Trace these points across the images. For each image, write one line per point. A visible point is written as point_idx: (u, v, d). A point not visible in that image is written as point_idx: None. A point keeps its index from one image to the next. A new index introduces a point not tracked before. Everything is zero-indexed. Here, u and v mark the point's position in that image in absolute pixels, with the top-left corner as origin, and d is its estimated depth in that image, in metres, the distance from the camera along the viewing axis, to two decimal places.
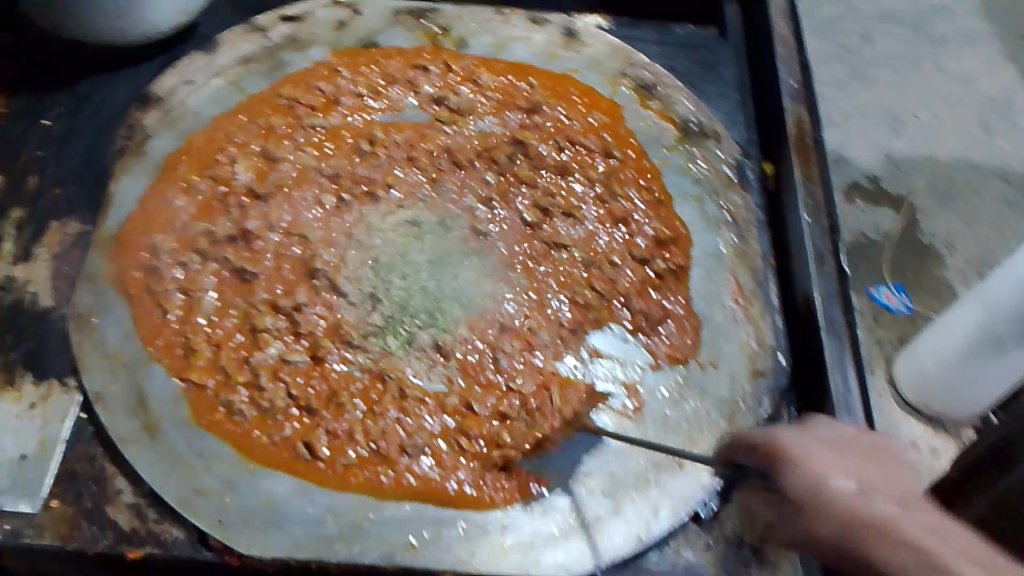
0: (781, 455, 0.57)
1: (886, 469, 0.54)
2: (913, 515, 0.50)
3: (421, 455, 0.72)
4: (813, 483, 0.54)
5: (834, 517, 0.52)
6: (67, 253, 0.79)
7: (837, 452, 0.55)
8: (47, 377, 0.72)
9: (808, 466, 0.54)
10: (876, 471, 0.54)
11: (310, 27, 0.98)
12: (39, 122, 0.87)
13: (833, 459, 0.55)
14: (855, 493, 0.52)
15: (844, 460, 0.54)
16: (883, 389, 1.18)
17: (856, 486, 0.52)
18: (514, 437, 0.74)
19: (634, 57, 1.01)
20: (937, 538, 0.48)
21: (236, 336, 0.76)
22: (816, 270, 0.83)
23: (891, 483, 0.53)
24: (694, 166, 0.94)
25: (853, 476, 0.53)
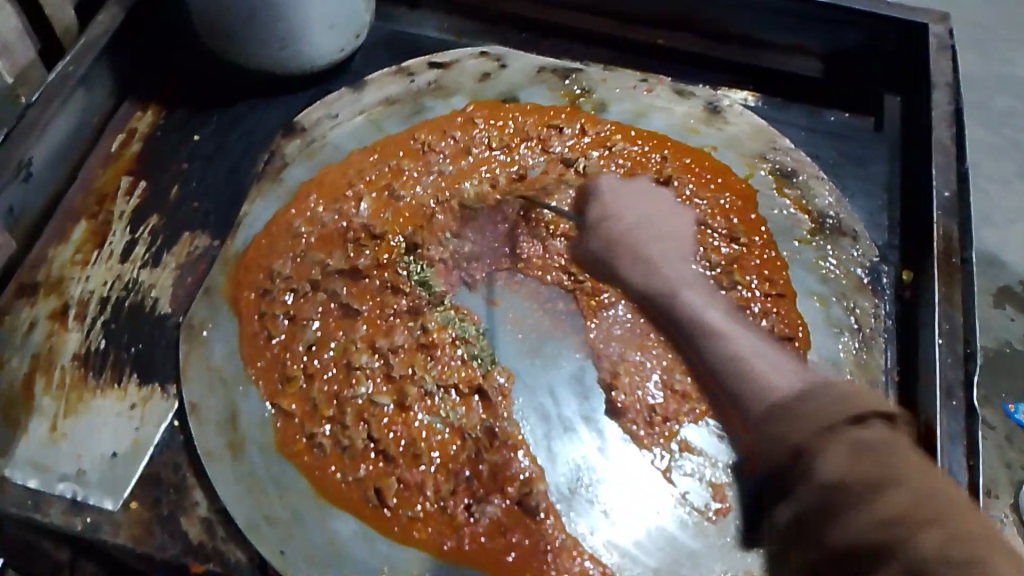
0: (615, 228, 0.80)
1: (680, 240, 0.81)
2: (723, 326, 0.73)
3: (487, 522, 0.71)
4: (657, 276, 0.77)
5: (670, 300, 0.76)
6: (193, 264, 0.84)
7: (639, 221, 0.80)
8: (151, 381, 0.76)
9: (620, 223, 0.80)
10: (676, 253, 0.79)
11: (455, 75, 1.00)
12: (191, 136, 0.93)
13: (645, 221, 0.80)
14: (655, 255, 0.77)
15: (660, 241, 0.79)
16: (1005, 516, 1.02)
17: (659, 258, 0.77)
18: (585, 520, 0.71)
19: (777, 141, 0.97)
20: (727, 327, 0.73)
21: (331, 368, 0.77)
22: (942, 403, 0.75)
23: (685, 260, 0.79)
24: (824, 264, 0.89)
25: (660, 254, 0.78)
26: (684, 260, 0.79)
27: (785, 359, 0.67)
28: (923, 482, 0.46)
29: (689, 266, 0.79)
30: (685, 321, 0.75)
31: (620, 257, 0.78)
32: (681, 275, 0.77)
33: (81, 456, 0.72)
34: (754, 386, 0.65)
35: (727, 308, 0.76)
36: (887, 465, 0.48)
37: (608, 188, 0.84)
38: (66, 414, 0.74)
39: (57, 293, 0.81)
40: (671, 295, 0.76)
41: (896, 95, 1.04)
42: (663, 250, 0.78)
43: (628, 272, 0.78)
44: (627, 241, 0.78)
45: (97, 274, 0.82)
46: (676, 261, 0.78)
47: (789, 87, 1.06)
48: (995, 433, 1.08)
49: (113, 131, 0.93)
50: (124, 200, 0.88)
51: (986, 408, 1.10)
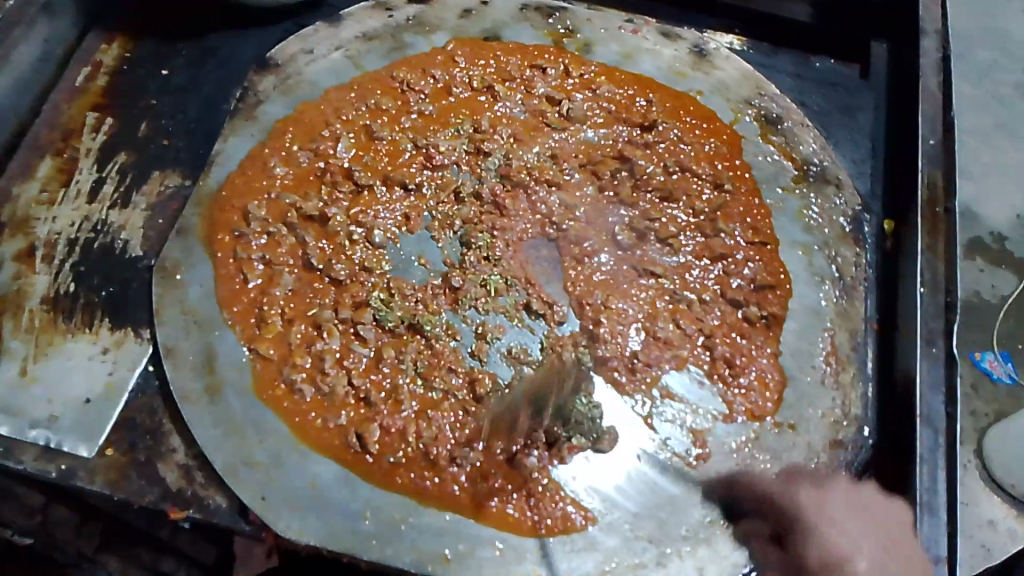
0: (789, 497, 0.66)
1: (901, 533, 0.64)
2: (859, 546, 0.61)
3: (470, 468, 0.70)
4: (821, 552, 0.61)
5: (827, 565, 0.60)
6: (165, 205, 0.81)
7: (847, 513, 0.64)
8: (124, 324, 0.74)
9: (801, 491, 0.66)
10: (874, 523, 0.63)
11: (437, 11, 0.96)
12: (160, 70, 0.89)
13: (839, 500, 0.65)
14: (825, 537, 0.62)
15: (839, 520, 0.63)
16: None
17: (842, 539, 0.62)
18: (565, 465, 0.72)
19: (764, 87, 0.96)
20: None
21: (308, 314, 0.76)
22: (922, 351, 0.75)
23: (889, 528, 0.64)
24: (808, 213, 0.88)
25: (843, 513, 0.64)
26: (873, 527, 0.63)
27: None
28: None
29: (909, 545, 0.63)
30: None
31: (787, 510, 0.66)
32: (868, 554, 0.61)
33: (54, 400, 0.70)
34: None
35: (902, 567, 0.61)
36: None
37: (811, 487, 0.67)
38: (36, 357, 0.72)
39: (23, 232, 0.78)
40: (848, 561, 0.60)
41: (884, 42, 1.03)
42: (855, 545, 0.61)
43: (800, 559, 0.63)
44: (801, 515, 0.64)
45: (65, 214, 0.79)
46: (859, 532, 0.62)
47: (779, 34, 1.04)
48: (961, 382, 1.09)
49: (79, 62, 0.89)
50: (91, 136, 0.84)
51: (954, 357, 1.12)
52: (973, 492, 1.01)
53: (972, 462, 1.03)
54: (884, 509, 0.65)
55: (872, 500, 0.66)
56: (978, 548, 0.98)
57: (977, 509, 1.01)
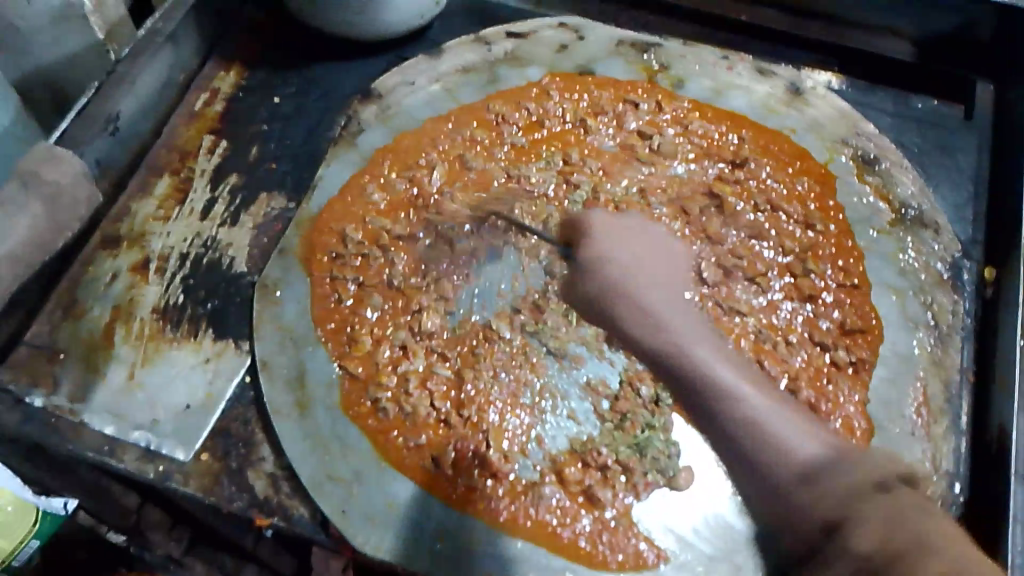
0: (609, 277, 0.65)
1: (694, 318, 0.64)
2: (698, 343, 0.62)
3: (544, 498, 0.71)
4: (617, 291, 0.64)
5: (673, 352, 0.61)
6: (269, 225, 0.85)
7: (660, 286, 0.64)
8: (225, 337, 0.78)
9: (614, 264, 0.65)
10: (683, 309, 0.64)
11: (532, 45, 0.99)
12: (270, 98, 0.94)
13: (630, 262, 0.65)
14: (649, 299, 0.63)
15: (653, 274, 0.65)
16: None
17: (646, 291, 0.64)
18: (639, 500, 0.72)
19: (860, 126, 0.94)
20: (697, 338, 0.62)
21: (395, 338, 0.78)
22: (1019, 407, 0.75)
23: (666, 265, 0.67)
24: (903, 257, 0.86)
25: (646, 280, 0.64)
26: (688, 314, 0.64)
27: (770, 391, 0.61)
28: (919, 518, 0.46)
29: (697, 320, 0.64)
30: (699, 388, 0.60)
31: (612, 287, 0.64)
32: (691, 332, 0.62)
33: (157, 405, 0.74)
34: (765, 440, 0.57)
35: (734, 359, 0.63)
36: (917, 534, 0.45)
37: (597, 224, 0.70)
38: (143, 363, 0.77)
39: (138, 246, 0.83)
40: (706, 370, 0.60)
41: (987, 82, 1.01)
42: (680, 326, 0.62)
43: (627, 319, 0.63)
44: (627, 287, 0.64)
45: (177, 230, 0.84)
46: (680, 314, 0.63)
47: (874, 69, 1.03)
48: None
49: (197, 88, 0.94)
50: (205, 158, 0.90)
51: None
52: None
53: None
54: (675, 273, 0.67)
55: (678, 279, 0.67)
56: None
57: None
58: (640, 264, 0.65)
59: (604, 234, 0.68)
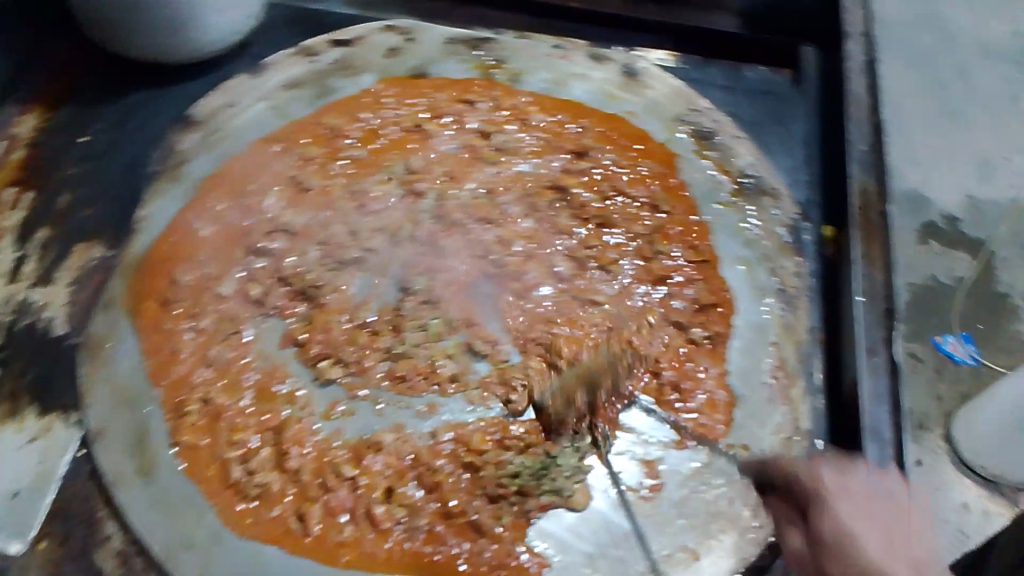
0: (810, 481, 0.58)
1: (899, 521, 0.57)
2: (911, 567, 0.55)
3: (418, 530, 0.69)
4: (853, 541, 0.56)
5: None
6: (89, 276, 0.79)
7: (858, 491, 0.58)
8: (52, 409, 0.72)
9: (830, 482, 0.58)
10: (882, 511, 0.57)
11: (363, 52, 0.95)
12: (78, 138, 0.87)
13: (860, 486, 0.58)
14: (862, 543, 0.55)
15: (860, 501, 0.57)
16: (938, 446, 0.91)
17: (887, 537, 0.56)
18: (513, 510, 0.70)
19: (696, 102, 0.95)
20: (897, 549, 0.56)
21: (244, 384, 0.74)
22: (865, 362, 0.75)
23: (866, 481, 0.58)
24: (747, 227, 0.88)
25: (869, 518, 0.56)
26: (880, 512, 0.57)
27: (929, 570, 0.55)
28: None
29: (910, 529, 0.57)
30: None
31: (804, 482, 0.59)
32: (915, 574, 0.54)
33: None
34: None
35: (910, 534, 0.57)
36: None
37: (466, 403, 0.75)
38: None
39: None
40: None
41: (813, 47, 1.03)
42: (886, 551, 0.55)
43: (835, 560, 0.56)
44: (828, 510, 0.57)
45: None
46: (884, 525, 0.56)
47: (705, 42, 1.05)
48: (926, 365, 0.99)
49: None
50: (10, 212, 0.82)
51: (919, 344, 1.02)
52: (939, 473, 0.89)
53: (942, 448, 0.91)
54: (867, 476, 0.59)
55: (859, 481, 0.58)
56: (954, 531, 0.84)
57: (947, 493, 0.87)
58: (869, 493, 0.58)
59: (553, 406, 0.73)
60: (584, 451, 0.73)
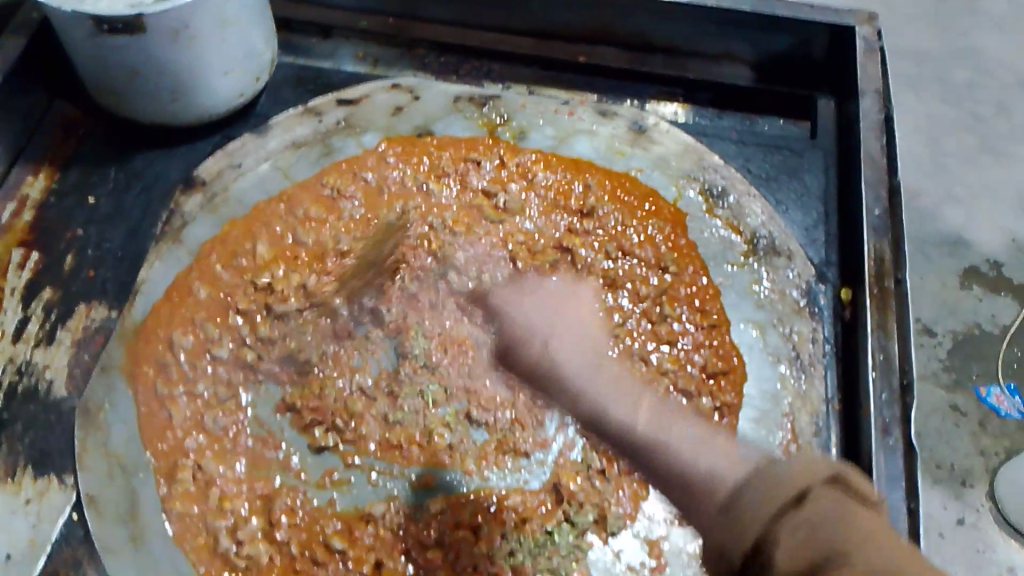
0: (530, 326, 0.69)
1: (570, 319, 0.69)
2: (603, 384, 0.65)
3: None
4: (530, 345, 0.67)
5: (586, 394, 0.65)
6: (89, 339, 0.79)
7: (562, 329, 0.68)
8: (47, 472, 0.72)
9: (514, 300, 0.70)
10: (584, 347, 0.68)
11: (366, 111, 0.95)
12: (86, 199, 0.88)
13: (548, 314, 0.69)
14: (572, 366, 0.66)
15: (556, 320, 0.69)
16: (981, 505, 1.02)
17: (552, 337, 0.68)
18: None
19: (706, 158, 0.93)
20: (586, 358, 0.67)
21: (236, 453, 0.73)
22: (878, 442, 0.71)
23: (579, 318, 0.70)
24: (759, 289, 0.85)
25: (552, 328, 0.68)
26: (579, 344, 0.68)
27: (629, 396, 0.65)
28: (817, 507, 0.44)
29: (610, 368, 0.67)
30: (635, 439, 0.62)
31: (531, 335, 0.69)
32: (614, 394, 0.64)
33: None
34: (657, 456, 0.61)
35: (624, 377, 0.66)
36: (845, 535, 0.43)
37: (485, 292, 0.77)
38: None
39: None
40: (562, 375, 0.66)
41: (829, 97, 1.01)
42: (566, 344, 0.67)
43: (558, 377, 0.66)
44: (512, 324, 0.69)
45: None
46: (610, 380, 0.65)
47: (717, 95, 1.03)
48: (968, 419, 1.07)
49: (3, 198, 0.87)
50: (15, 274, 0.83)
51: (960, 392, 1.09)
52: (987, 532, 1.00)
53: (986, 506, 1.02)
54: (575, 303, 0.71)
55: (567, 322, 0.69)
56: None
57: (995, 556, 0.99)
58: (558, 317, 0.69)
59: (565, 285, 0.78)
60: (583, 529, 0.71)
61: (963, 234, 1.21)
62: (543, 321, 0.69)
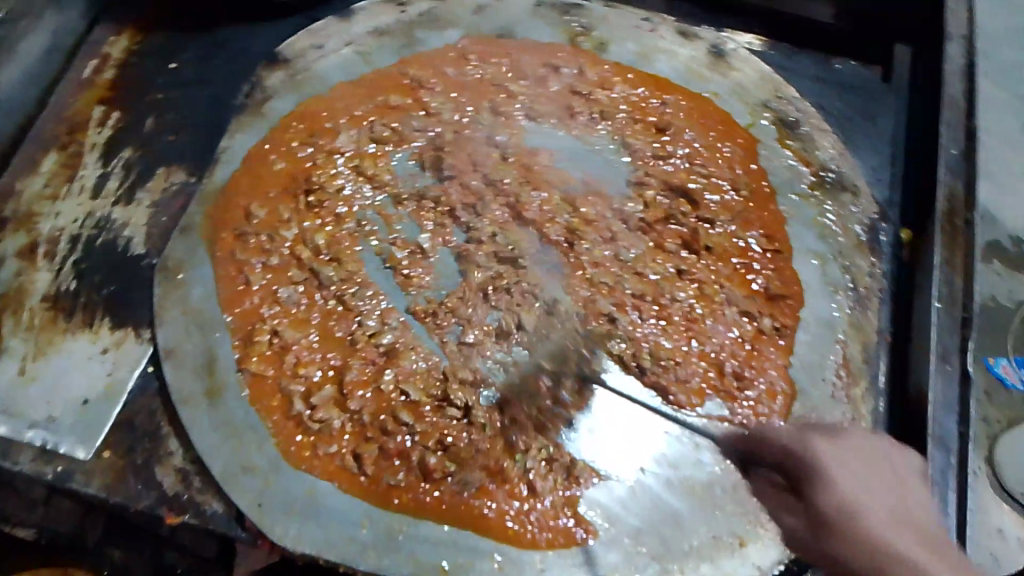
0: (803, 445, 0.53)
1: (877, 462, 0.53)
2: (897, 539, 0.48)
3: (468, 486, 0.69)
4: (851, 518, 0.50)
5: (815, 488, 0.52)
6: (169, 201, 0.81)
7: (854, 466, 0.52)
8: (124, 324, 0.74)
9: (826, 455, 0.52)
10: (884, 488, 0.51)
11: (450, 7, 0.95)
12: (168, 65, 0.89)
13: (850, 456, 0.53)
14: (869, 517, 0.49)
15: (849, 464, 0.52)
16: (977, 467, 0.89)
17: (838, 470, 0.52)
18: (560, 494, 0.70)
19: (783, 90, 0.93)
20: (867, 490, 0.51)
21: (311, 321, 0.75)
22: (937, 369, 0.74)
23: (874, 476, 0.52)
24: (824, 220, 0.85)
25: (842, 467, 0.52)
26: (874, 471, 0.52)
27: (901, 514, 0.50)
28: None
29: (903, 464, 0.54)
30: None
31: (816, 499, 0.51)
32: (863, 474, 0.52)
33: (51, 400, 0.70)
34: None
35: (890, 486, 0.52)
36: None
37: (827, 448, 0.53)
38: (36, 356, 0.72)
39: (25, 229, 0.79)
40: (855, 512, 0.50)
41: (909, 45, 0.98)
42: (845, 472, 0.52)
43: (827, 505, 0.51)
44: (826, 484, 0.51)
45: (67, 210, 0.80)
46: (870, 480, 0.51)
47: (797, 30, 1.01)
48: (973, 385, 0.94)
49: (86, 55, 0.89)
50: (96, 130, 0.85)
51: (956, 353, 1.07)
52: (983, 500, 0.87)
53: (983, 470, 0.89)
54: (860, 442, 0.54)
55: (870, 446, 0.54)
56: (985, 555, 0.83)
57: (988, 518, 0.85)
58: (848, 457, 0.52)
59: (836, 445, 0.53)
60: (641, 425, 0.74)
61: (991, 209, 1.09)
62: (838, 501, 0.50)
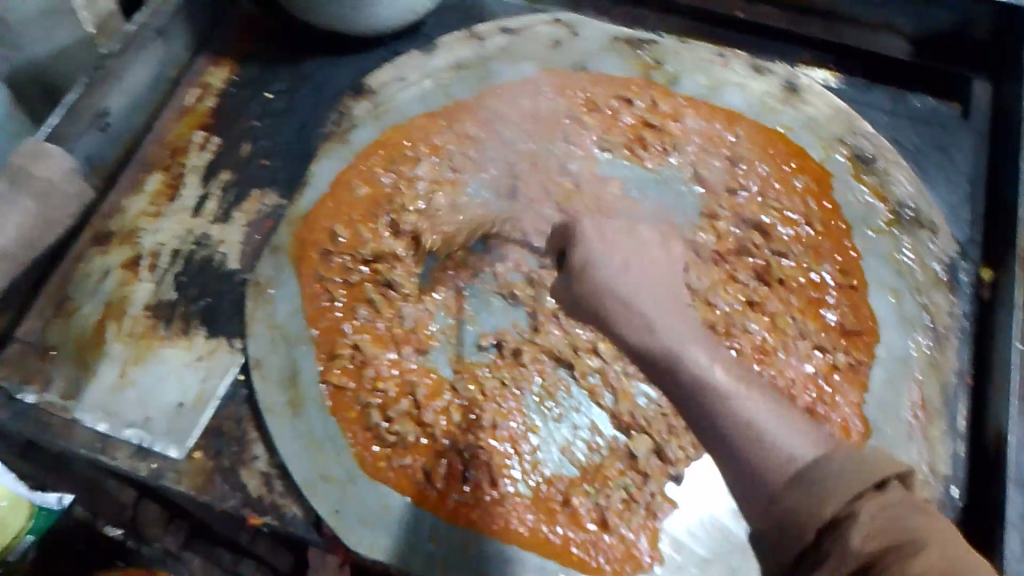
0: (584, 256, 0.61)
1: (655, 267, 0.61)
2: (684, 337, 0.54)
3: (526, 511, 0.71)
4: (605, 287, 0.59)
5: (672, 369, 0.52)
6: (261, 222, 0.86)
7: (614, 246, 0.62)
8: (218, 335, 0.78)
9: (604, 272, 0.60)
10: (671, 311, 0.57)
11: (526, 40, 0.98)
12: (262, 94, 0.95)
13: (624, 252, 0.61)
14: (643, 314, 0.57)
15: (641, 274, 0.60)
16: None
17: (635, 292, 0.58)
18: (627, 522, 0.71)
19: (858, 124, 0.93)
20: (672, 318, 0.56)
21: (389, 338, 0.78)
22: (1015, 409, 0.74)
23: (662, 297, 0.59)
24: (901, 257, 0.85)
25: (644, 296, 0.58)
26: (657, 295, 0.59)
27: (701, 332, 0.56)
28: (905, 508, 0.41)
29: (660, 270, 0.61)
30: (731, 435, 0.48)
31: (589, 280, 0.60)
32: (661, 308, 0.57)
33: (148, 404, 0.74)
34: (745, 433, 0.47)
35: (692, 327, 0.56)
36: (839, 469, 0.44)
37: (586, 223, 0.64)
38: (135, 362, 0.76)
39: (128, 243, 0.84)
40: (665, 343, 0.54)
41: (986, 81, 0.98)
42: (632, 275, 0.59)
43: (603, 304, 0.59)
44: (590, 270, 0.60)
45: (168, 226, 0.85)
46: (667, 310, 0.57)
47: (873, 67, 1.00)
48: None
49: (188, 83, 0.95)
50: (196, 153, 0.90)
51: None
52: None
53: None
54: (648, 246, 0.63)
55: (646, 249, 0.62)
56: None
57: None
58: (627, 264, 0.60)
59: (596, 228, 0.63)
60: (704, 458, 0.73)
61: None
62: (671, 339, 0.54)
